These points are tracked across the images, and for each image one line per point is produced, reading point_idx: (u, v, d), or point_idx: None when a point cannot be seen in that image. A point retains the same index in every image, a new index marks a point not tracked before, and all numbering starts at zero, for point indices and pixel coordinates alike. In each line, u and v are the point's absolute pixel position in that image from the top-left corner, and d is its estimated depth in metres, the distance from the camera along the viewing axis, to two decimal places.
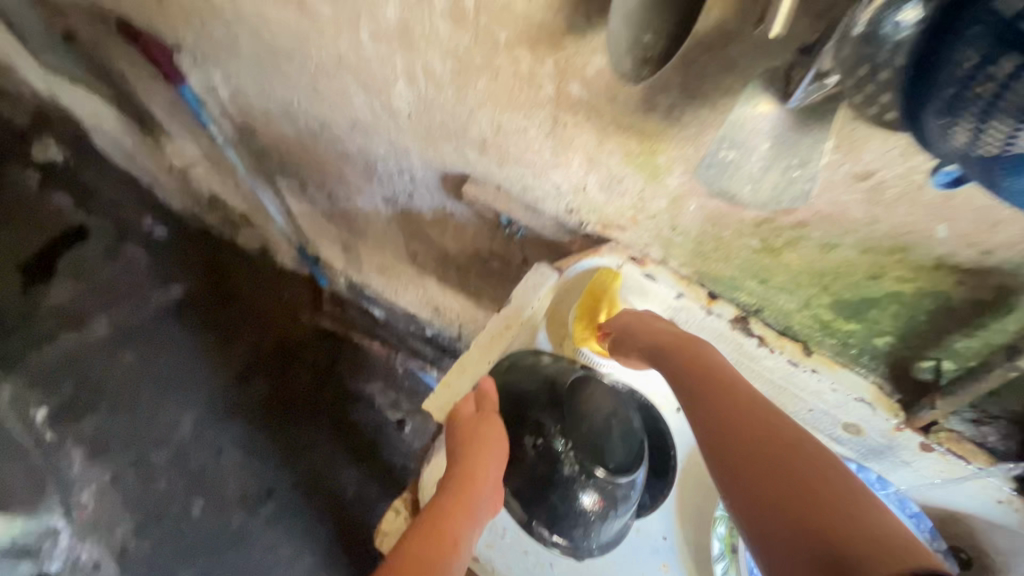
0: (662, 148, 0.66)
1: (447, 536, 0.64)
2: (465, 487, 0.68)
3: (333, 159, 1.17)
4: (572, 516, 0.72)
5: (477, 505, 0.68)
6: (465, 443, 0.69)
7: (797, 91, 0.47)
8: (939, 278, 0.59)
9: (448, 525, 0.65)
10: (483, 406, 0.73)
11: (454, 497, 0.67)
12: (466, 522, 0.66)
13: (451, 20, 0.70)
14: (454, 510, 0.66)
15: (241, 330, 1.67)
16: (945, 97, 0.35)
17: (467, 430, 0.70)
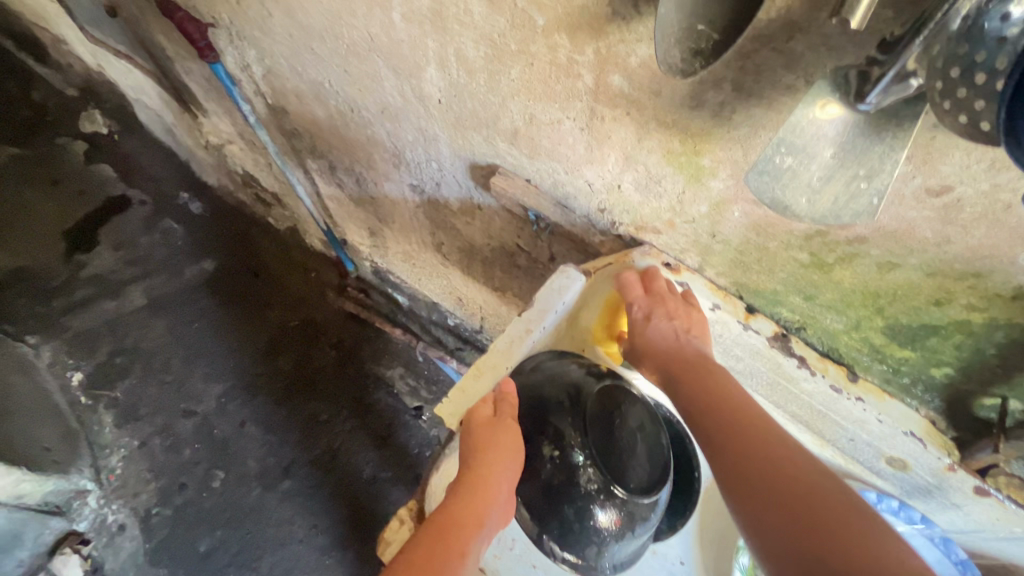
0: (707, 149, 0.61)
1: (457, 547, 0.60)
2: (477, 497, 0.63)
3: (362, 143, 1.15)
4: (586, 533, 0.68)
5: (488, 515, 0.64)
6: (480, 449, 0.64)
7: (873, 91, 0.41)
8: (1016, 309, 0.53)
9: (458, 536, 0.61)
10: (500, 409, 0.67)
11: (464, 506, 0.63)
12: (477, 533, 0.62)
13: (487, 2, 0.66)
14: (465, 520, 0.62)
15: (269, 308, 1.69)
16: None
17: (483, 436, 0.65)
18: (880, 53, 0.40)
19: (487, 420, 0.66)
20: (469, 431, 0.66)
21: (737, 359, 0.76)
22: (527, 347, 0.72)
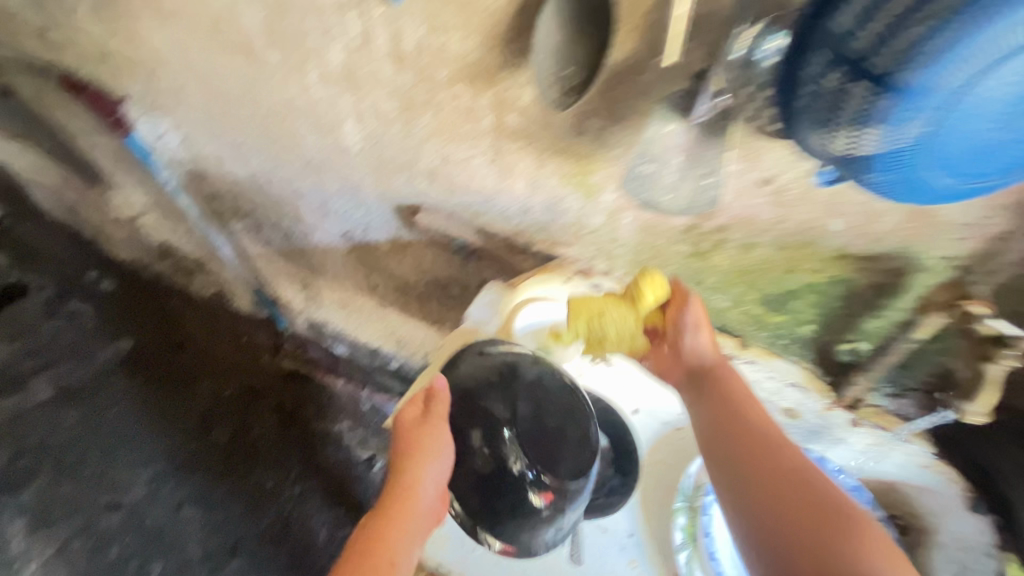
0: (595, 168, 0.73)
1: (384, 542, 0.67)
2: (403, 495, 0.69)
3: (287, 198, 1.20)
4: (514, 510, 0.66)
5: (418, 511, 0.69)
6: (405, 450, 0.69)
7: (699, 106, 0.53)
8: (842, 267, 0.67)
9: (384, 533, 0.68)
10: (428, 410, 0.70)
11: (393, 502, 0.69)
12: (403, 530, 0.68)
13: (394, 62, 0.76)
14: (389, 516, 0.68)
15: (197, 381, 1.63)
16: (805, 105, 0.43)
17: (408, 438, 0.69)
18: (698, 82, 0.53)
19: (414, 421, 0.70)
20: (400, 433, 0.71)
21: None
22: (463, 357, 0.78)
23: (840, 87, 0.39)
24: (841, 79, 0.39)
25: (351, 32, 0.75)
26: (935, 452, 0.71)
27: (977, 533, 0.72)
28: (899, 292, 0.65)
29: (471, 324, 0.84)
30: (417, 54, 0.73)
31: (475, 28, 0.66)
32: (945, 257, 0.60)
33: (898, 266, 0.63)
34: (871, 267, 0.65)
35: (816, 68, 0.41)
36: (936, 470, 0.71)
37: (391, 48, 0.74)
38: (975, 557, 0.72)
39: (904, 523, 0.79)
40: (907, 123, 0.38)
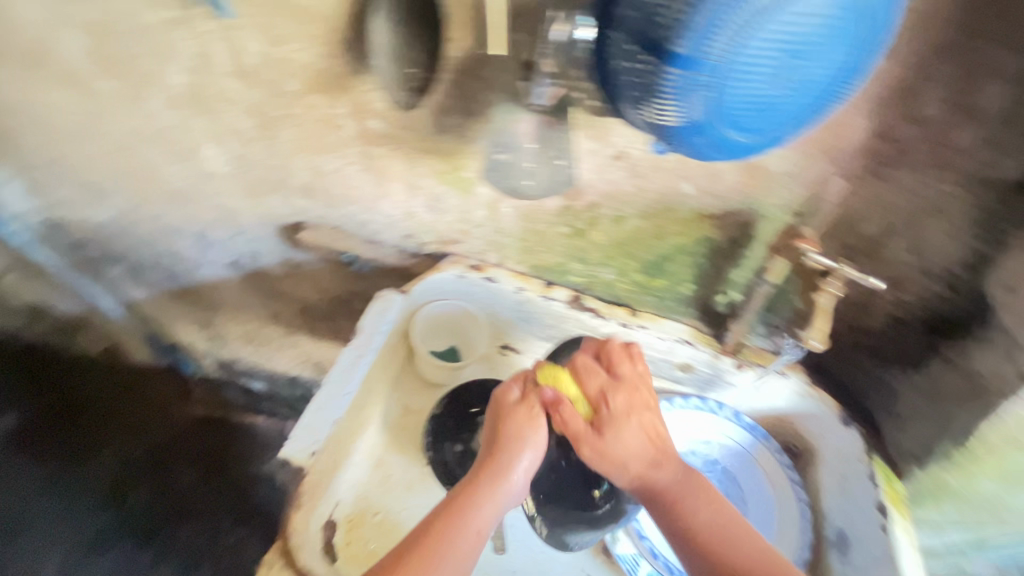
0: (464, 163, 0.74)
1: (461, 535, 0.58)
2: (489, 484, 0.62)
3: (161, 235, 1.09)
4: (580, 502, 0.67)
5: (505, 500, 0.62)
6: (518, 429, 0.64)
7: (539, 87, 0.53)
8: (701, 226, 0.72)
9: (454, 529, 0.59)
10: (529, 390, 0.67)
11: (459, 498, 0.61)
12: (490, 519, 0.60)
13: (240, 78, 0.72)
14: (453, 514, 0.60)
15: (106, 442, 1.34)
16: (612, 77, 0.45)
17: (516, 421, 0.65)
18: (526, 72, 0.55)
19: (514, 403, 0.66)
20: (499, 416, 0.66)
21: (550, 327, 0.85)
22: (361, 374, 0.74)
23: (634, 59, 0.41)
24: (635, 51, 0.41)
25: (186, 52, 0.71)
26: (805, 379, 0.76)
27: (853, 445, 0.74)
28: (752, 241, 0.72)
29: (365, 335, 0.76)
30: (262, 68, 0.70)
31: (315, 36, 0.64)
32: (780, 204, 0.67)
33: (746, 218, 0.69)
34: (725, 223, 0.71)
35: (617, 40, 0.42)
36: (809, 397, 0.76)
37: (232, 64, 0.71)
38: (852, 468, 0.74)
39: (799, 451, 0.81)
40: (694, 96, 0.41)
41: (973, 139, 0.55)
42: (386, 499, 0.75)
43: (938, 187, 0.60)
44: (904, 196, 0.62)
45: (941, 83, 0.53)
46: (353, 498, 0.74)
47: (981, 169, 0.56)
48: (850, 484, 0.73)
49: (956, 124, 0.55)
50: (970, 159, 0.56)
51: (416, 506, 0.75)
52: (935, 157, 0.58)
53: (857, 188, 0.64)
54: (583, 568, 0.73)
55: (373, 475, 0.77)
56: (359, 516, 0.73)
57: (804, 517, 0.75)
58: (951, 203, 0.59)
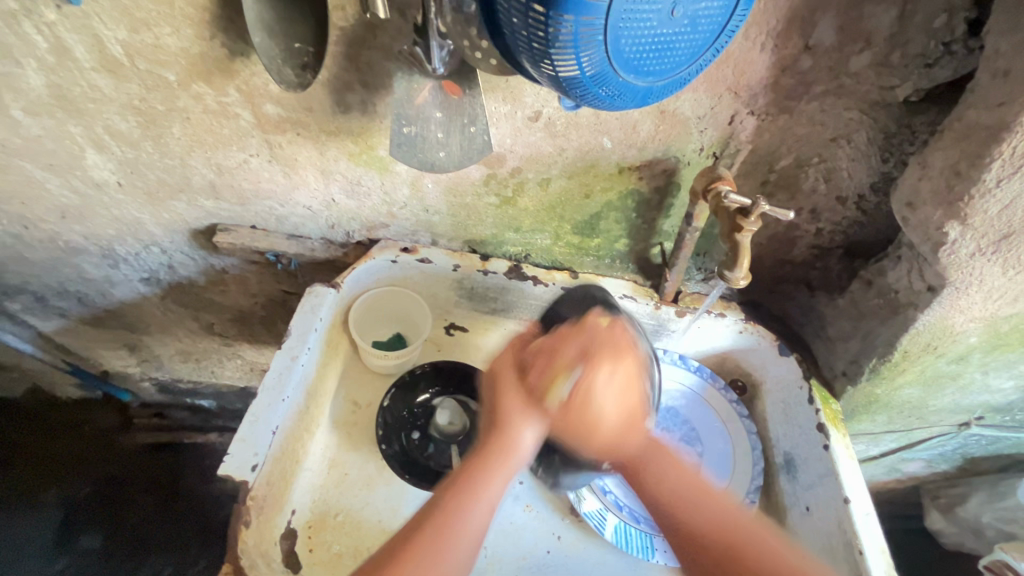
0: (378, 141, 0.70)
1: (474, 510, 0.55)
2: (495, 456, 0.59)
3: (59, 259, 0.96)
4: None
5: (510, 469, 0.59)
6: (520, 397, 0.62)
7: (434, 57, 0.52)
8: (627, 179, 0.72)
9: (467, 502, 0.56)
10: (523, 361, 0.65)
11: (463, 477, 0.58)
12: (498, 490, 0.58)
13: (108, 73, 0.64)
14: (459, 489, 0.56)
15: (47, 488, 1.27)
16: (506, 25, 0.42)
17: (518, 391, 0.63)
18: (419, 36, 0.51)
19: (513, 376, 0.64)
20: (507, 388, 0.63)
21: (493, 300, 0.84)
22: (300, 376, 0.70)
23: (523, 4, 0.38)
24: None
25: (37, 48, 0.62)
26: (742, 317, 0.78)
27: (791, 372, 0.76)
28: (677, 187, 0.72)
29: (299, 335, 0.72)
30: (130, 58, 0.63)
31: (183, 17, 0.58)
32: (699, 148, 0.67)
33: (668, 165, 0.69)
34: (649, 172, 0.70)
35: None
36: (748, 332, 0.78)
37: (96, 58, 0.63)
38: (793, 394, 0.76)
39: (743, 384, 0.84)
40: (592, 45, 0.38)
41: (865, 63, 0.57)
42: (347, 498, 0.73)
43: (841, 113, 0.61)
44: (812, 127, 0.63)
45: (833, 10, 0.54)
46: (310, 504, 0.71)
47: (877, 93, 0.59)
48: (792, 409, 0.76)
49: (850, 48, 0.56)
50: (864, 84, 0.58)
51: (378, 499, 0.73)
52: (835, 85, 0.59)
53: (769, 125, 0.64)
54: (554, 531, 0.74)
55: (329, 477, 0.74)
56: (319, 521, 0.71)
57: (754, 445, 0.78)
58: (856, 129, 0.62)
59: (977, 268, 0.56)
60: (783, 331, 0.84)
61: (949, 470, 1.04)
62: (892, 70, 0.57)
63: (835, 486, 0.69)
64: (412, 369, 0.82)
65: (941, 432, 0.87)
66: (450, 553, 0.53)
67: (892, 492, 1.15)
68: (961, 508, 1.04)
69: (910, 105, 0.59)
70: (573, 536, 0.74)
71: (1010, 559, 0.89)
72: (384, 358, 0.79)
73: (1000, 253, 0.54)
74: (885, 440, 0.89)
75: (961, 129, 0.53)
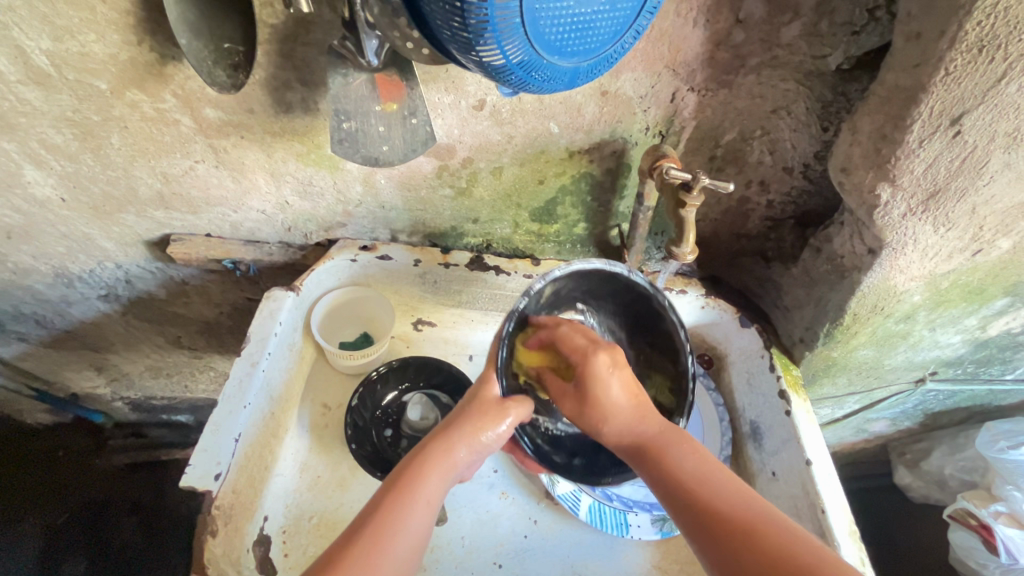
0: (324, 140, 0.69)
1: (414, 505, 0.53)
2: (442, 450, 0.57)
3: (10, 282, 0.93)
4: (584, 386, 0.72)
5: (452, 468, 0.58)
6: (490, 406, 0.61)
7: (369, 50, 0.51)
8: (578, 163, 0.72)
9: (407, 497, 0.54)
10: (485, 374, 0.63)
11: (407, 472, 0.56)
12: (439, 488, 0.56)
13: (36, 84, 0.62)
14: (401, 485, 0.54)
15: (25, 516, 1.25)
16: (426, 9, 0.41)
17: (485, 404, 0.61)
18: (349, 31, 0.51)
19: (476, 387, 0.63)
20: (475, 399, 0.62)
21: (458, 292, 0.84)
22: (262, 383, 0.69)
23: None
24: None
25: None
26: (702, 292, 0.79)
27: (752, 342, 0.78)
28: (628, 168, 0.73)
29: (259, 342, 0.71)
30: (57, 68, 0.61)
31: (107, 22, 0.56)
32: (644, 128, 0.68)
33: (616, 147, 0.70)
34: (599, 154, 0.71)
35: None
36: (709, 306, 0.80)
37: (21, 70, 0.61)
38: (756, 364, 0.78)
39: (709, 358, 0.85)
40: (511, 30, 0.38)
41: (796, 34, 0.58)
42: (320, 501, 0.73)
43: (778, 85, 0.63)
44: (751, 100, 0.64)
45: None
46: (283, 510, 0.71)
47: (811, 63, 0.60)
48: (756, 378, 0.78)
49: (778, 20, 0.57)
50: (797, 54, 0.59)
51: (353, 499, 0.73)
52: (769, 57, 0.60)
53: (710, 101, 0.65)
54: (531, 516, 0.75)
55: (302, 481, 0.73)
56: (293, 525, 0.70)
57: (722, 416, 0.79)
58: (794, 99, 0.63)
59: (910, 228, 0.58)
60: (743, 303, 0.86)
61: (914, 426, 1.08)
62: (822, 39, 0.58)
63: (798, 449, 0.71)
64: (378, 367, 0.81)
65: (900, 390, 0.90)
66: (388, 552, 0.50)
67: (862, 453, 1.18)
68: (926, 462, 1.09)
69: (843, 73, 0.60)
70: (549, 520, 0.75)
71: (971, 507, 0.94)
72: (350, 358, 0.78)
73: (929, 213, 0.56)
74: (848, 402, 0.91)
75: (884, 93, 0.54)
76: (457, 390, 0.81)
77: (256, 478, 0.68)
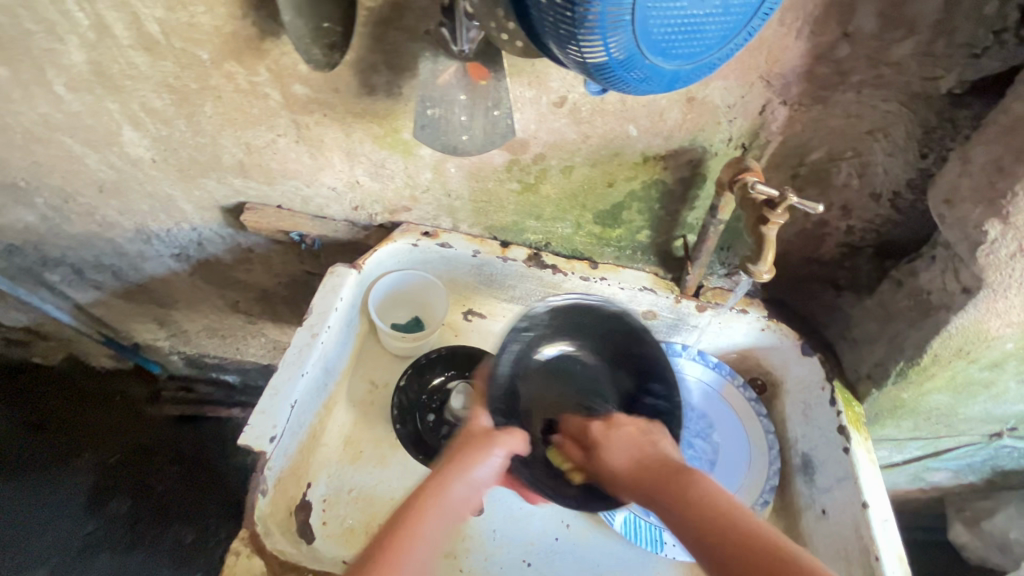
0: (403, 125, 0.70)
1: (413, 543, 0.53)
2: (432, 490, 0.58)
3: (95, 233, 0.99)
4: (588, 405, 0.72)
5: (449, 505, 0.57)
6: (481, 445, 0.62)
7: (462, 39, 0.52)
8: (652, 168, 0.70)
9: (407, 532, 0.53)
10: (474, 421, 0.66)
11: (406, 513, 0.55)
12: (436, 528, 0.55)
13: (144, 50, 0.66)
14: (402, 522, 0.54)
15: (82, 453, 1.31)
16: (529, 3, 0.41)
17: (475, 442, 0.63)
18: (446, 17, 0.52)
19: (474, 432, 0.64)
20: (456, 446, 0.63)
21: (512, 287, 0.84)
22: (319, 354, 0.71)
23: None
24: None
25: (78, 25, 0.64)
26: (765, 315, 0.76)
27: (813, 372, 0.74)
28: (703, 179, 0.71)
29: (319, 315, 0.73)
30: (166, 36, 0.64)
31: None
32: (727, 139, 0.66)
33: (694, 156, 0.68)
34: (675, 162, 0.69)
35: None
36: (770, 330, 0.77)
37: (134, 35, 0.65)
38: (814, 395, 0.74)
39: (762, 383, 0.82)
40: (620, 25, 0.38)
41: (906, 53, 0.55)
42: (361, 475, 0.74)
43: (878, 106, 0.60)
44: (846, 119, 0.61)
45: None
46: (325, 480, 0.73)
47: (919, 84, 0.57)
48: (813, 410, 0.74)
49: (890, 37, 0.54)
50: (905, 75, 0.56)
51: (391, 478, 0.74)
52: (873, 75, 0.57)
53: (801, 116, 0.62)
54: (563, 519, 0.74)
55: (344, 454, 0.75)
56: (334, 496, 0.72)
57: (771, 445, 0.76)
58: (894, 122, 0.60)
59: (1017, 271, 0.54)
60: (806, 330, 0.82)
61: (977, 482, 1.01)
62: (935, 60, 0.55)
63: (854, 490, 0.67)
64: (428, 352, 0.82)
65: (970, 442, 0.84)
66: None
67: (914, 503, 1.12)
68: (987, 521, 1.01)
69: (954, 98, 0.57)
70: (582, 526, 0.74)
71: None
72: (401, 340, 0.79)
73: None
74: (909, 447, 0.86)
75: (1008, 122, 0.52)
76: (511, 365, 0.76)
77: (304, 446, 0.70)
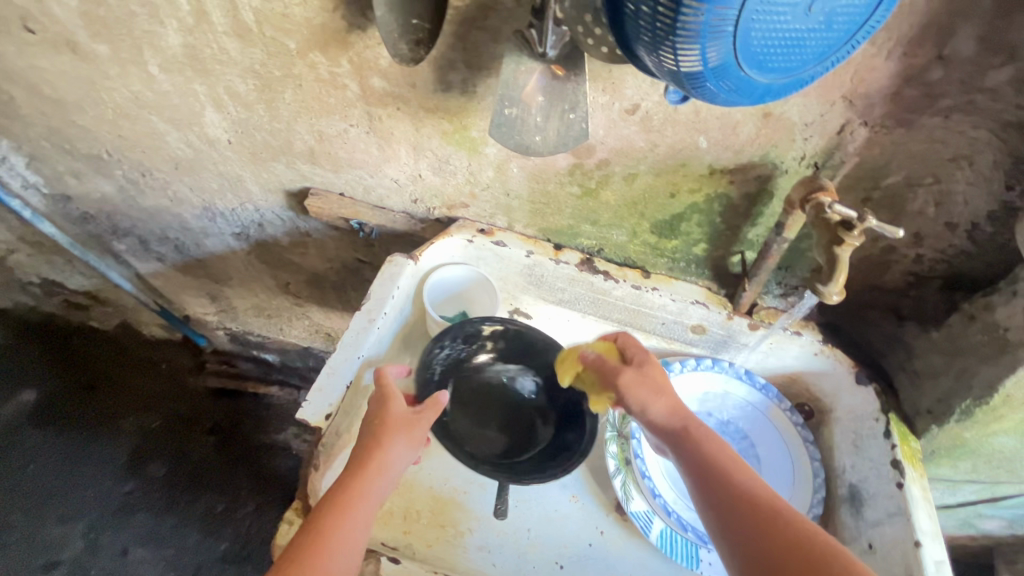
0: (472, 123, 0.72)
1: (350, 518, 0.55)
2: (358, 465, 0.58)
3: (165, 207, 1.05)
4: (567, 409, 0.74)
5: (383, 475, 0.58)
6: (400, 421, 0.61)
7: (548, 42, 0.53)
8: (717, 181, 0.70)
9: (342, 509, 0.55)
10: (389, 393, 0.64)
11: (341, 487, 0.56)
12: (372, 498, 0.57)
13: (236, 37, 0.70)
14: (340, 498, 0.55)
15: (127, 416, 1.39)
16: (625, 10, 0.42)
17: (394, 419, 0.61)
18: (535, 19, 0.53)
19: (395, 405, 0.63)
20: (383, 421, 0.61)
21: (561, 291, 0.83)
22: (375, 339, 0.73)
23: None
24: None
25: (179, 10, 0.68)
26: (821, 340, 0.74)
27: (866, 403, 0.73)
28: (769, 196, 0.70)
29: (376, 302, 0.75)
30: (259, 25, 0.67)
31: None
32: (799, 156, 0.65)
33: (763, 172, 0.67)
34: (742, 176, 0.68)
35: None
36: (824, 355, 0.75)
37: (229, 22, 0.68)
38: (866, 426, 0.72)
39: (810, 409, 0.80)
40: (721, 37, 0.38)
41: (1003, 79, 0.53)
42: None
43: (965, 133, 0.58)
44: (929, 144, 0.60)
45: (975, 18, 0.51)
46: None
47: (1012, 113, 0.55)
48: (864, 441, 0.72)
49: (987, 62, 0.53)
50: (999, 102, 0.55)
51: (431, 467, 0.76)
52: (964, 101, 0.56)
53: (881, 139, 0.61)
54: (598, 526, 0.74)
55: None
56: None
57: (817, 472, 0.74)
58: (981, 150, 0.58)
59: None
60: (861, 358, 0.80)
61: None
62: None
63: (905, 527, 0.65)
64: None
65: None
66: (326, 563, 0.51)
67: (959, 549, 1.07)
68: None
69: None
70: (616, 534, 0.73)
71: None
72: None
73: None
74: (963, 490, 0.83)
75: None
76: (512, 352, 0.77)
77: None
